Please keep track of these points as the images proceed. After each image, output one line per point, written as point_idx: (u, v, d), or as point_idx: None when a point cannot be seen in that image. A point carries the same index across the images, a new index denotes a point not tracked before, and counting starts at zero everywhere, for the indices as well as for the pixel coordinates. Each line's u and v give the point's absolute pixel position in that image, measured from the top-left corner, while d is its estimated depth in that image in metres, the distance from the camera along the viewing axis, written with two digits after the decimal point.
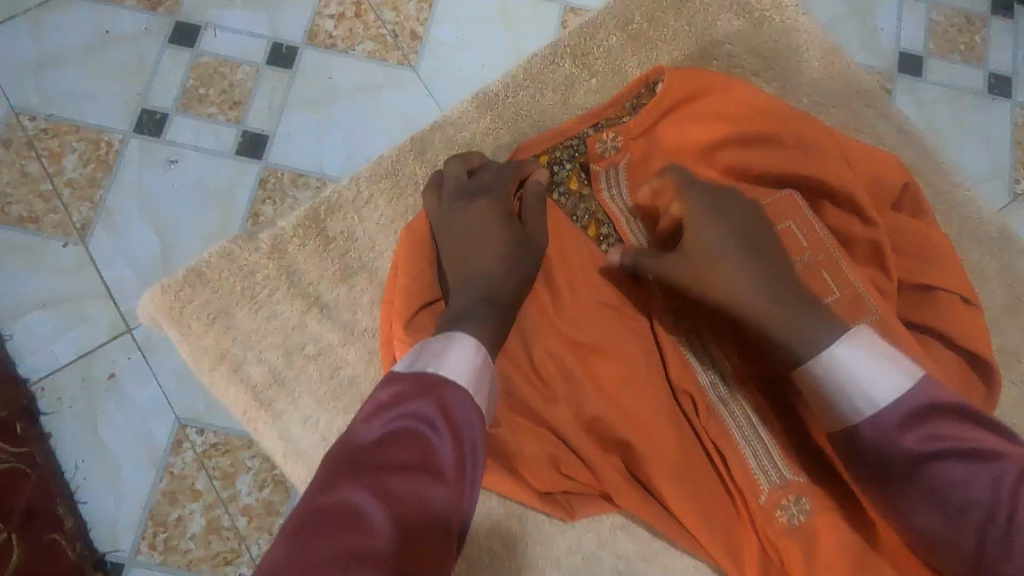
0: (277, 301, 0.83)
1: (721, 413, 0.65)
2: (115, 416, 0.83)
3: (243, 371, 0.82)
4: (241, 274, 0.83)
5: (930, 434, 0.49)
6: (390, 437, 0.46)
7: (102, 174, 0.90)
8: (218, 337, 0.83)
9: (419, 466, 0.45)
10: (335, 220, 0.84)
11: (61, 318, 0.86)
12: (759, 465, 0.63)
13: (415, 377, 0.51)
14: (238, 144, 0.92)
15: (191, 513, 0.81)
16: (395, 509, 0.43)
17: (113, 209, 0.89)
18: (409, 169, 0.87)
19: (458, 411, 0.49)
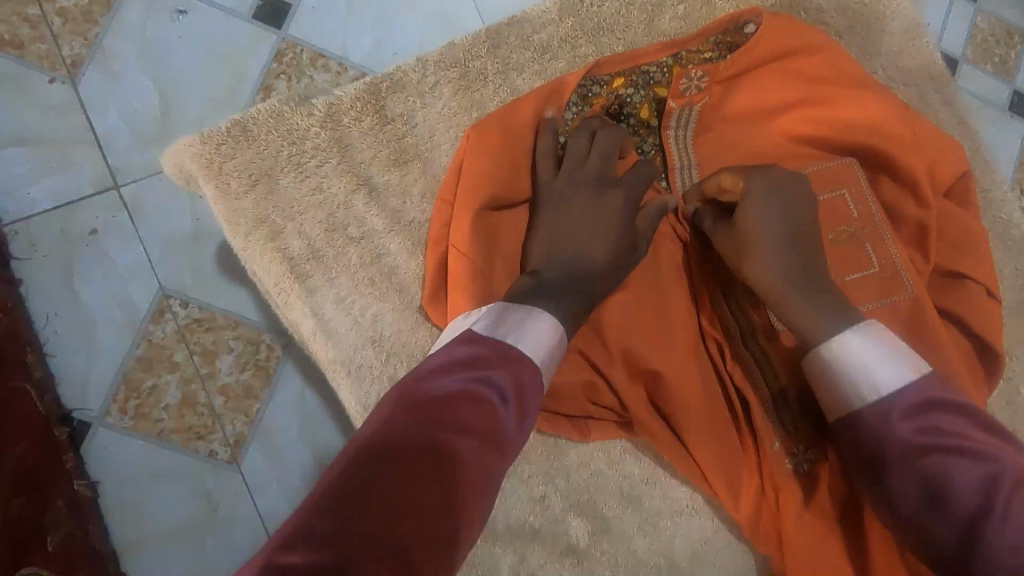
0: (326, 175, 0.68)
1: (746, 360, 0.63)
2: (94, 273, 0.79)
3: (280, 242, 0.66)
4: (288, 138, 0.67)
5: (930, 425, 0.48)
6: (463, 395, 0.46)
7: (100, 10, 0.81)
8: (257, 204, 0.66)
9: (489, 429, 0.45)
10: (397, 99, 0.70)
11: (41, 161, 0.79)
12: (776, 414, 0.62)
13: (492, 343, 0.50)
14: (256, 7, 0.84)
15: (167, 383, 0.79)
16: (460, 466, 0.42)
17: (110, 52, 0.81)
18: (478, 60, 0.72)
19: (527, 387, 0.49)
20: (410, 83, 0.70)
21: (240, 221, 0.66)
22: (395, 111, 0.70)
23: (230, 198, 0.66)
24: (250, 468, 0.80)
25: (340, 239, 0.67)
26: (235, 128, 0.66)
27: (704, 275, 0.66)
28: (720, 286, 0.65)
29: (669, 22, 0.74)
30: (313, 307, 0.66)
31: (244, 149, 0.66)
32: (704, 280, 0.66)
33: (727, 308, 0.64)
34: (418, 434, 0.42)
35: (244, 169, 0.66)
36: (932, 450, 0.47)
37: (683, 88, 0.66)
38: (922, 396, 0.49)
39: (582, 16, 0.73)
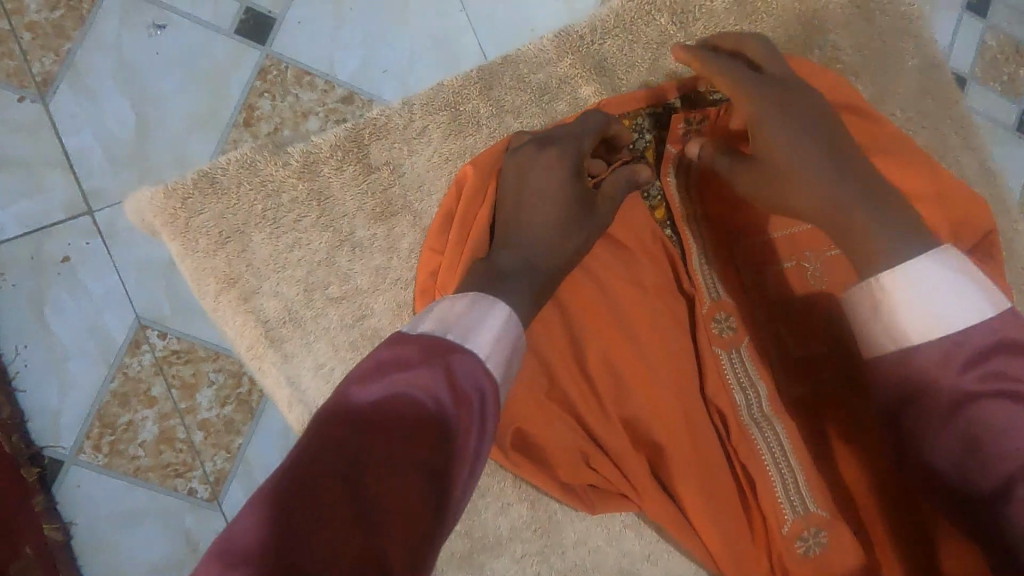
0: (305, 228, 0.76)
1: (752, 432, 0.61)
2: (66, 303, 0.75)
3: (256, 302, 0.76)
4: (265, 191, 0.76)
5: (991, 372, 0.43)
6: (388, 406, 0.40)
7: (72, 24, 0.77)
8: (228, 260, 0.76)
9: (412, 437, 0.39)
10: (380, 147, 0.77)
11: (10, 184, 0.75)
12: (785, 493, 0.58)
13: (421, 338, 0.45)
14: (239, 21, 0.80)
15: (143, 419, 0.76)
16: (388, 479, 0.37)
17: (83, 68, 0.77)
18: (473, 104, 0.78)
19: (463, 382, 0.43)
20: (393, 130, 0.77)
21: (211, 278, 0.76)
22: (378, 160, 0.77)
23: (200, 255, 0.76)
24: (230, 506, 0.76)
25: (319, 299, 0.77)
26: (204, 182, 0.76)
27: (714, 343, 0.64)
28: (726, 351, 0.63)
29: (673, 60, 0.77)
30: (288, 375, 0.76)
31: (219, 204, 0.76)
32: (716, 340, 0.63)
33: (735, 380, 0.63)
34: (334, 460, 0.37)
35: (217, 226, 0.76)
36: (985, 397, 0.42)
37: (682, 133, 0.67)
38: (997, 329, 0.44)
39: (582, 54, 0.77)
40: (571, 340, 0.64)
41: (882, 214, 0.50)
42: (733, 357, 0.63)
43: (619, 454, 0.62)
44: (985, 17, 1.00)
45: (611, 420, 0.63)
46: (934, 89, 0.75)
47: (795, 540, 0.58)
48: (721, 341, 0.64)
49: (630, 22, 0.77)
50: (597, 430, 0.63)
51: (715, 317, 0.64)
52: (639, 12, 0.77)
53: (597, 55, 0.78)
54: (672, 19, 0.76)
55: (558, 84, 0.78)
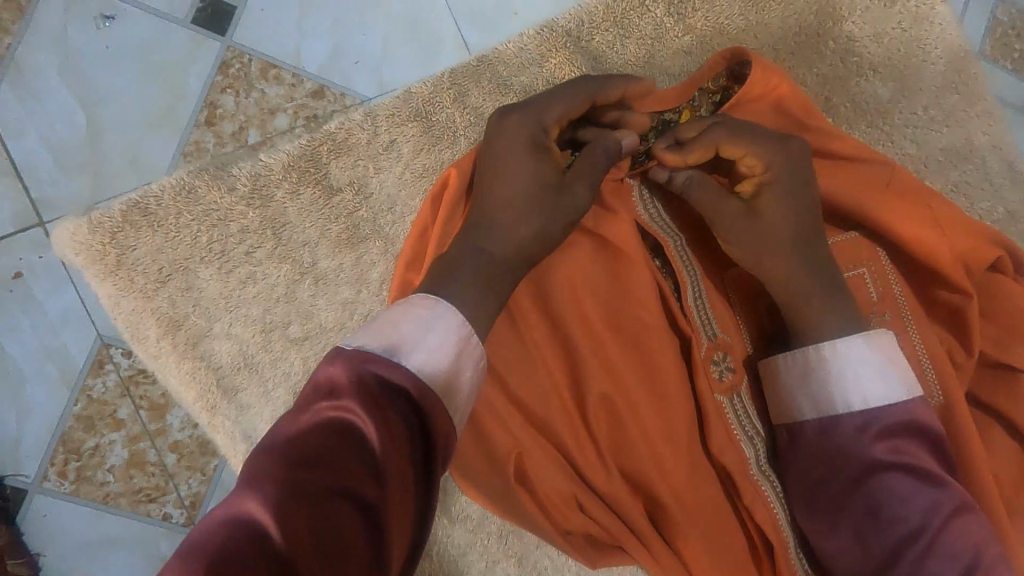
0: (258, 261, 0.68)
1: (762, 483, 0.51)
2: (21, 323, 0.70)
3: (205, 346, 0.68)
4: (208, 221, 0.67)
5: (895, 447, 0.46)
6: (310, 436, 0.34)
7: (10, 16, 0.70)
8: (172, 300, 0.68)
9: (332, 474, 0.33)
10: (342, 165, 0.69)
11: None
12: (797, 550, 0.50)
13: (349, 352, 0.38)
14: (195, 10, 0.73)
15: (110, 443, 0.71)
16: (301, 516, 0.31)
17: (25, 65, 0.71)
18: (445, 113, 0.70)
19: (395, 405, 0.36)
20: (358, 147, 0.69)
21: (151, 321, 0.68)
22: (339, 182, 0.69)
23: (139, 296, 0.67)
24: None
25: (277, 340, 0.69)
26: (137, 212, 0.67)
27: (716, 389, 0.52)
28: (728, 397, 0.52)
29: (671, 55, 0.69)
30: (244, 429, 0.69)
31: (155, 237, 0.67)
32: (716, 386, 0.52)
33: (737, 426, 0.52)
34: (251, 498, 0.32)
35: (155, 263, 0.67)
36: (886, 470, 0.46)
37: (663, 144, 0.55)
38: (909, 415, 0.47)
39: (570, 53, 0.69)
40: (564, 367, 0.52)
41: (833, 302, 0.50)
42: (735, 403, 0.53)
43: (620, 503, 0.51)
44: None
45: (610, 462, 0.52)
46: (948, 75, 0.70)
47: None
48: (722, 387, 0.52)
49: (621, 13, 0.69)
50: (596, 475, 0.51)
51: (715, 359, 0.53)
52: (630, 2, 0.69)
53: (586, 53, 0.69)
54: (667, 11, 0.68)
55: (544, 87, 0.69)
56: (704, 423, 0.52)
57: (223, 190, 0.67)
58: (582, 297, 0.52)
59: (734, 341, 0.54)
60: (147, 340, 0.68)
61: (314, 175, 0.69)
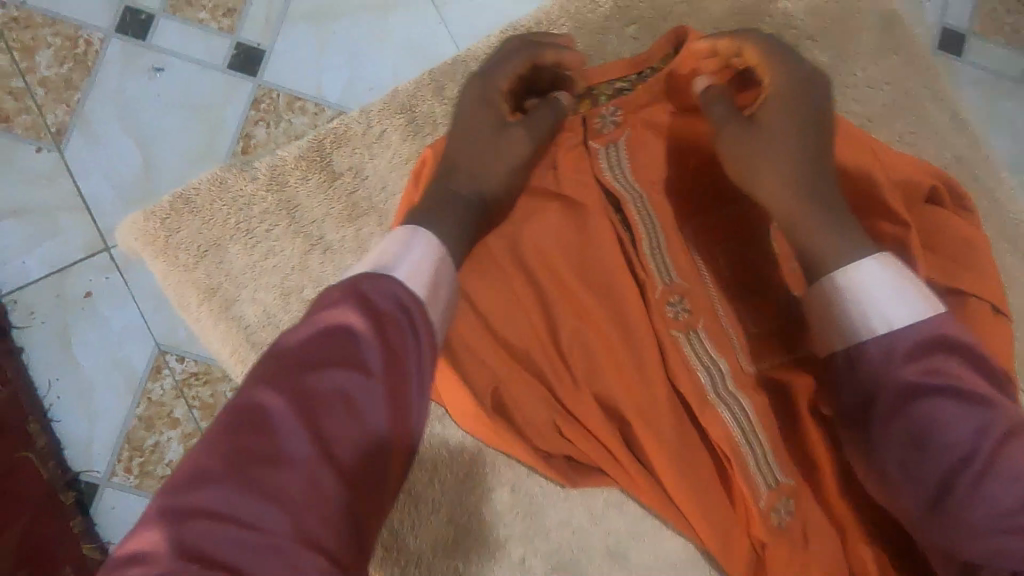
0: (277, 236, 0.80)
1: (721, 409, 0.54)
2: (92, 337, 0.80)
3: (235, 309, 0.79)
4: (236, 206, 0.80)
5: (934, 367, 0.44)
6: (310, 341, 0.42)
7: (79, 76, 0.83)
8: (208, 272, 0.80)
9: (266, 459, 0.37)
10: (342, 153, 0.82)
11: (32, 228, 0.80)
12: (760, 471, 0.53)
13: (278, 350, 0.42)
14: (230, 57, 0.85)
15: (168, 440, 0.79)
16: (303, 407, 0.39)
17: (91, 115, 0.83)
18: (426, 105, 0.83)
19: (323, 384, 0.40)
20: (355, 138, 0.81)
21: (190, 291, 0.79)
22: (340, 168, 0.81)
23: (181, 270, 0.79)
24: None
25: (295, 302, 0.80)
26: (179, 202, 0.79)
27: (671, 326, 0.56)
28: (686, 335, 0.56)
29: None
30: None
31: (194, 221, 0.80)
32: (671, 325, 0.56)
33: (695, 361, 0.55)
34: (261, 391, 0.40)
35: (193, 242, 0.79)
36: (929, 393, 0.43)
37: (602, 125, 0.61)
38: (936, 331, 0.45)
39: None
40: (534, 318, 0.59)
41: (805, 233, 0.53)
42: (694, 341, 0.56)
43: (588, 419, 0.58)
44: None
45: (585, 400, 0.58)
46: None
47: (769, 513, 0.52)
48: (677, 325, 0.56)
49: None
50: (567, 396, 0.58)
51: (668, 302, 0.56)
52: None
53: None
54: None
55: None
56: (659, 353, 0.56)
57: (247, 179, 0.80)
58: (548, 245, 0.60)
59: (692, 287, 0.56)
60: (188, 307, 0.79)
61: (319, 164, 0.82)
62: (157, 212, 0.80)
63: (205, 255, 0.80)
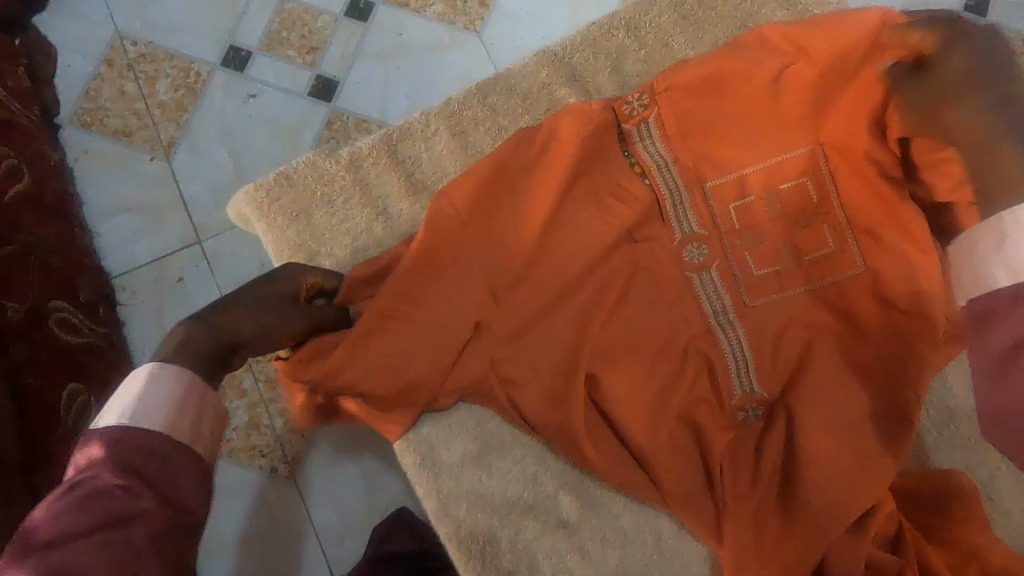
0: (353, 208, 0.78)
1: (718, 333, 0.69)
2: (180, 314, 0.93)
3: (316, 262, 0.76)
4: (321, 179, 0.78)
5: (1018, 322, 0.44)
6: (134, 451, 0.43)
7: (189, 100, 1.00)
8: (297, 232, 0.76)
9: (108, 522, 0.39)
10: (410, 145, 0.82)
11: (141, 223, 0.96)
12: (737, 375, 0.68)
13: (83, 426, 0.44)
14: (311, 86, 1.02)
15: (236, 408, 0.91)
16: (159, 493, 0.42)
17: (195, 131, 0.99)
18: (498, 99, 0.84)
19: (159, 458, 0.44)
20: (415, 133, 0.82)
21: (285, 248, 0.76)
22: (406, 157, 0.81)
23: (275, 228, 0.76)
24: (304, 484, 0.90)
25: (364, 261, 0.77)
26: (281, 178, 0.78)
27: (687, 267, 0.70)
28: (698, 274, 0.70)
29: (633, 64, 0.87)
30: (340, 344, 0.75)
31: (291, 191, 0.77)
32: (687, 266, 0.70)
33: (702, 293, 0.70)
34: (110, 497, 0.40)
35: (287, 205, 0.77)
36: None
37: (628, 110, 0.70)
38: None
39: (558, 66, 0.86)
40: (555, 257, 0.67)
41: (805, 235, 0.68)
42: (705, 278, 0.70)
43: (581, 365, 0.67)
44: (984, 15, 1.06)
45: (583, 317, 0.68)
46: None
47: (739, 411, 0.68)
48: (694, 267, 0.70)
49: (595, 40, 0.87)
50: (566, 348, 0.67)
51: (688, 247, 0.70)
52: (600, 31, 0.87)
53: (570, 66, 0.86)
54: (628, 35, 0.87)
55: (539, 91, 0.85)
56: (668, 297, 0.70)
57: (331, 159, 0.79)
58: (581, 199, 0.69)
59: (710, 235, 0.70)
60: (280, 260, 0.76)
61: (389, 153, 0.81)
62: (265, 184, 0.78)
63: (295, 218, 0.77)
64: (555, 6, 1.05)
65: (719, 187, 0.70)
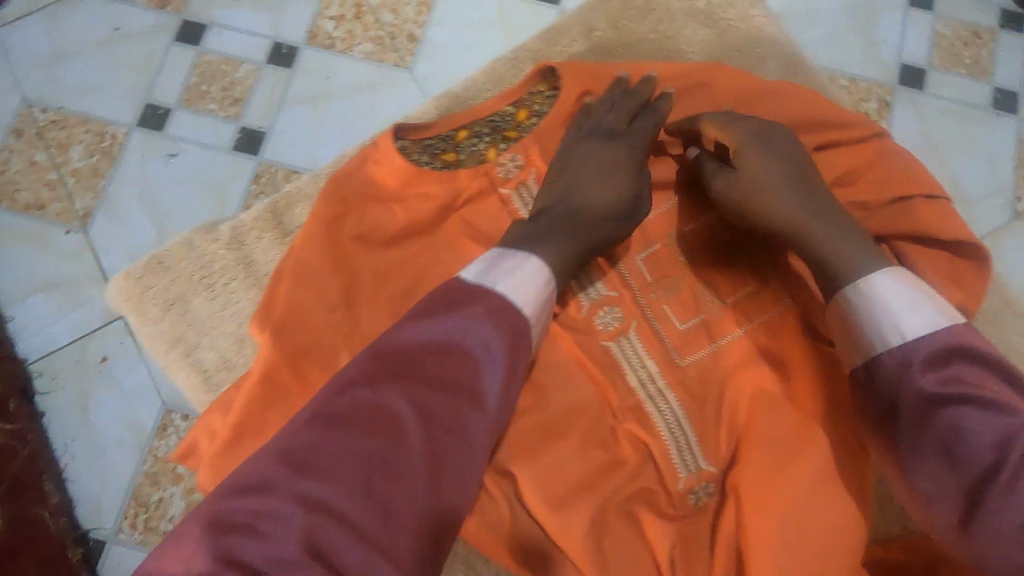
0: (232, 289, 0.81)
1: (651, 411, 0.64)
2: (105, 397, 0.86)
3: (196, 353, 0.80)
4: (200, 264, 0.81)
5: (952, 377, 0.49)
6: (357, 407, 0.49)
7: (105, 165, 0.94)
8: (172, 322, 0.80)
9: (277, 490, 0.45)
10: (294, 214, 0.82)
11: (58, 302, 0.89)
12: (679, 456, 0.62)
13: (417, 394, 0.50)
14: (235, 139, 0.96)
15: (172, 495, 0.84)
16: (331, 475, 0.46)
17: (114, 198, 0.93)
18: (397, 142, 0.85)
19: (363, 419, 0.48)
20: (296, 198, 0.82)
21: (162, 338, 0.80)
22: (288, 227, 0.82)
23: (151, 320, 0.80)
24: None
25: (248, 345, 0.80)
26: (154, 264, 0.81)
27: (602, 336, 0.67)
28: (615, 341, 0.67)
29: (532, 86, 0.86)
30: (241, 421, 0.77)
31: (163, 280, 0.81)
32: (602, 334, 0.67)
33: (626, 362, 0.66)
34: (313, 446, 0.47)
35: (159, 296, 0.80)
36: (954, 401, 0.48)
37: (504, 174, 0.70)
38: (955, 341, 0.50)
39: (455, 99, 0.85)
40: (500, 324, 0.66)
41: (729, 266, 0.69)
42: (623, 344, 0.67)
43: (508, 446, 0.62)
44: (932, 9, 1.03)
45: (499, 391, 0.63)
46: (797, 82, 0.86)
47: (688, 494, 0.62)
48: (608, 334, 0.67)
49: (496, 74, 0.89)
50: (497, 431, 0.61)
51: (599, 312, 0.67)
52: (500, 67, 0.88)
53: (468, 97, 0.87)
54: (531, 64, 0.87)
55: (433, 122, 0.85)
56: (613, 385, 0.65)
57: (209, 241, 0.81)
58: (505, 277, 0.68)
59: (619, 296, 0.68)
60: (158, 353, 0.81)
61: (272, 225, 0.83)
62: (138, 270, 0.82)
63: (171, 306, 0.81)
64: (489, 35, 1.00)
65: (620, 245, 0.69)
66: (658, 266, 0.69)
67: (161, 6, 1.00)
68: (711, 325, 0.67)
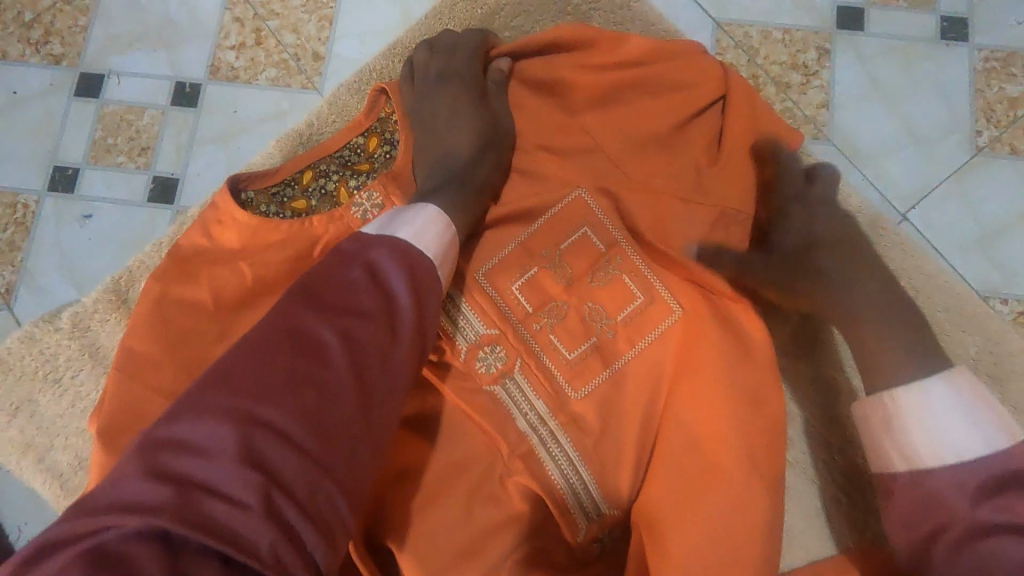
0: (81, 381, 0.85)
1: (541, 453, 0.63)
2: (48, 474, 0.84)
3: (49, 456, 0.84)
4: (40, 360, 0.85)
5: (1003, 506, 0.48)
6: (349, 280, 0.48)
7: (21, 237, 0.91)
8: (20, 428, 0.84)
9: (268, 371, 0.44)
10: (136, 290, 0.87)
11: None
12: (577, 499, 0.62)
13: (334, 316, 0.47)
14: (149, 190, 0.92)
15: None
16: (321, 350, 0.45)
17: (33, 270, 0.90)
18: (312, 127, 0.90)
19: (353, 295, 0.48)
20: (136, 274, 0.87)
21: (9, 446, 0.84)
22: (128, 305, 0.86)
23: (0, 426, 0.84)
24: None
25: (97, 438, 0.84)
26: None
27: (485, 381, 0.65)
28: (499, 384, 0.65)
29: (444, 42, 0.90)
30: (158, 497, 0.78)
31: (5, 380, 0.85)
32: (484, 378, 0.65)
33: (514, 406, 0.64)
34: (309, 322, 0.47)
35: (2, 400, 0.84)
36: (1000, 533, 0.47)
37: (360, 213, 0.68)
38: (1001, 463, 0.49)
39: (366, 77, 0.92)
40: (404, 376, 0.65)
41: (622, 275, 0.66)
42: (509, 386, 0.65)
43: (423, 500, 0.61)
44: None
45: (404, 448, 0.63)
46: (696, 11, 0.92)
47: (591, 538, 0.63)
48: (492, 377, 0.65)
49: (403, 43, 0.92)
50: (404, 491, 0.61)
51: (480, 354, 0.65)
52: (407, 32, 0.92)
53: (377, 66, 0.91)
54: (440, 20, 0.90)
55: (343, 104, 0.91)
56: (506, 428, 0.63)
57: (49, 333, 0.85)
58: None
59: (500, 333, 0.66)
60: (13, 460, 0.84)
61: (116, 305, 0.87)
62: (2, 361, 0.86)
63: (18, 410, 0.85)
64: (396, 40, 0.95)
65: (492, 273, 0.67)
66: (537, 293, 0.67)
67: (55, 61, 0.96)
68: (603, 348, 0.65)
